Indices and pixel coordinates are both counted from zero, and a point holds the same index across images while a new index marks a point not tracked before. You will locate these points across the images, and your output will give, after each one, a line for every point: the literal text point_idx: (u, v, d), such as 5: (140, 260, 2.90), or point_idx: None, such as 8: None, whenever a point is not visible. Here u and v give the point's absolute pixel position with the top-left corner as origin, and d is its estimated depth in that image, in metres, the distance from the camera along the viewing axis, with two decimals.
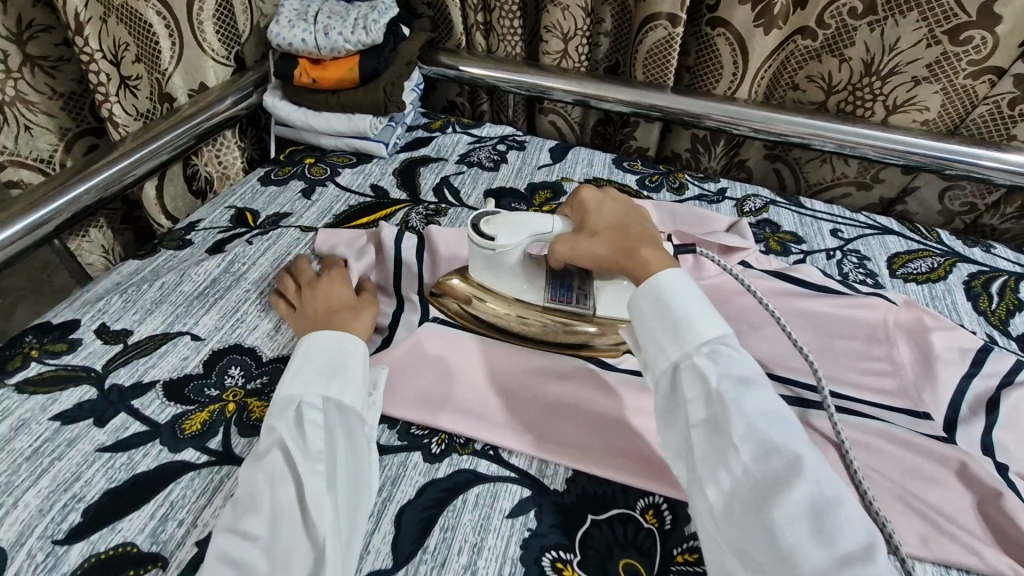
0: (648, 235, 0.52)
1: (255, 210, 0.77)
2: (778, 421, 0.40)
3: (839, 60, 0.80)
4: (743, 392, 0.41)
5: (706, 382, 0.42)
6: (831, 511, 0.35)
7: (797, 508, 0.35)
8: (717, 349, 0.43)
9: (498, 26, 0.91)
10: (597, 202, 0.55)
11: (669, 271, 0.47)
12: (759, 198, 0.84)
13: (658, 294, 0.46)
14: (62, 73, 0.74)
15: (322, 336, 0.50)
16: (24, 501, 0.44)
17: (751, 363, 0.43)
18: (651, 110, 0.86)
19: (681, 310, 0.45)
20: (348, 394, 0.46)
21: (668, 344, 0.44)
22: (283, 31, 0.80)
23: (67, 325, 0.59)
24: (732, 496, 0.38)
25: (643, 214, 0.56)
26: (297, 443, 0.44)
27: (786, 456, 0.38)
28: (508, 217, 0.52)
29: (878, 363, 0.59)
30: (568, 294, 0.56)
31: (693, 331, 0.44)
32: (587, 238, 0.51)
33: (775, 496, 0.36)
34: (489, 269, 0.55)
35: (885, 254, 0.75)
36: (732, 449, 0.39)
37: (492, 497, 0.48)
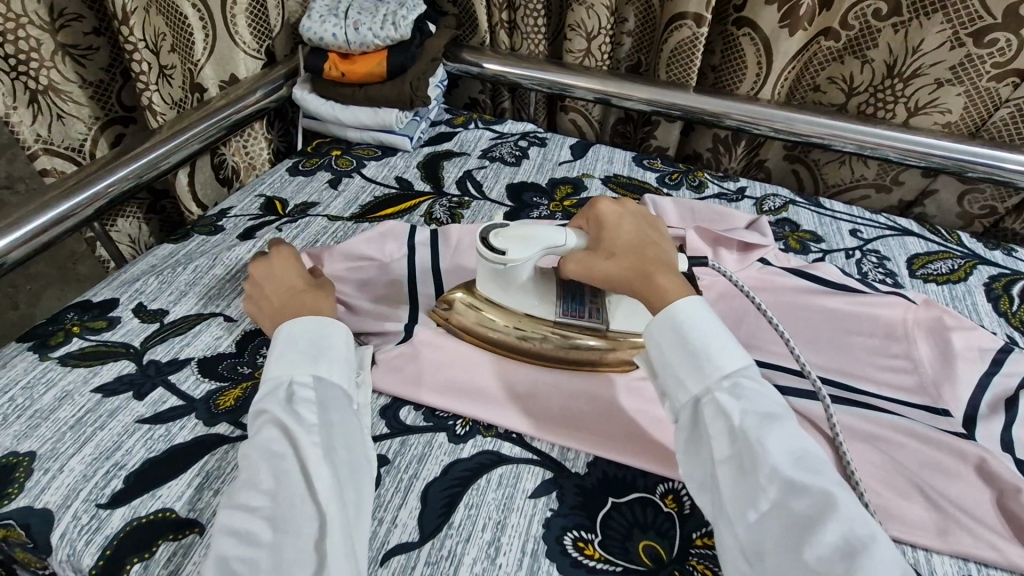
0: (665, 253, 0.51)
1: (284, 198, 0.79)
2: (804, 459, 0.39)
3: (861, 61, 0.82)
4: (767, 429, 0.40)
5: (728, 418, 0.41)
6: (862, 548, 0.34)
7: (827, 549, 0.34)
8: (738, 383, 0.43)
9: (522, 25, 0.92)
10: (613, 219, 0.53)
11: (688, 298, 0.46)
12: (778, 197, 0.85)
13: (677, 324, 0.45)
14: (91, 62, 0.77)
15: (302, 320, 0.50)
16: (69, 466, 0.47)
17: (774, 398, 0.42)
18: (671, 109, 0.87)
19: (701, 341, 0.44)
20: (335, 371, 0.48)
21: (688, 378, 0.44)
22: (314, 26, 0.82)
23: (106, 304, 0.61)
24: (759, 534, 0.37)
25: (657, 228, 0.54)
26: (291, 419, 0.44)
27: (814, 494, 0.37)
28: (518, 231, 0.51)
29: (896, 360, 0.60)
30: (580, 309, 0.54)
31: (713, 364, 0.43)
32: (604, 261, 0.50)
33: (806, 536, 0.35)
34: (500, 285, 0.53)
35: (905, 254, 0.76)
36: (760, 490, 0.38)
37: (515, 478, 0.49)
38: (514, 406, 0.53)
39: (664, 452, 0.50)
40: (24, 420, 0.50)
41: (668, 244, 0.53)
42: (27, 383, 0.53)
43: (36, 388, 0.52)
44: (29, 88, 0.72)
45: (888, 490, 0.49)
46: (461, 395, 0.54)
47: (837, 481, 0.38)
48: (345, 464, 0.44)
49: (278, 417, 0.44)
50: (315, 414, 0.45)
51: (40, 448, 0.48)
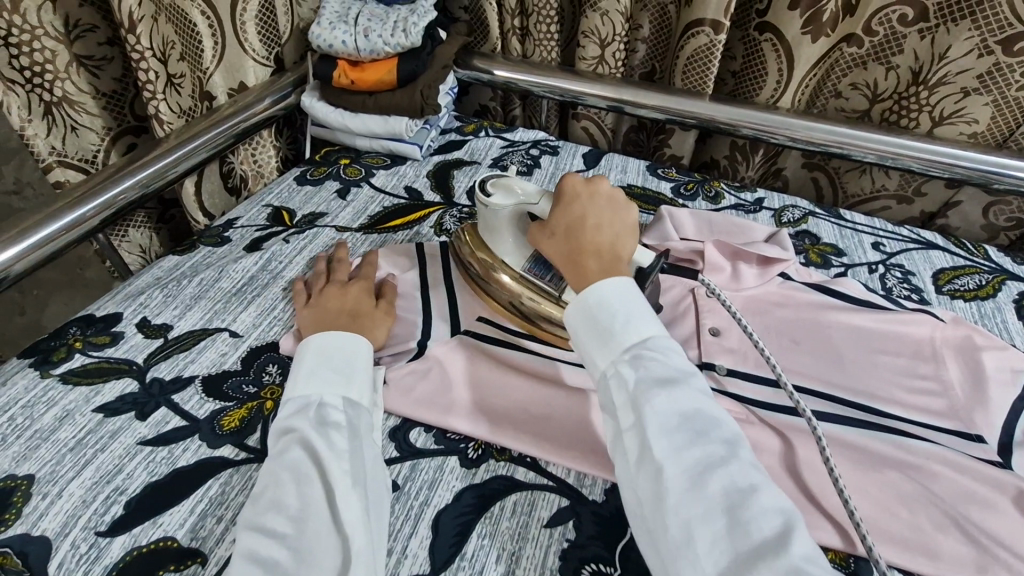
0: (609, 238, 0.48)
1: (292, 209, 0.77)
2: (694, 418, 0.38)
3: (885, 67, 0.79)
4: (660, 392, 0.39)
5: (626, 386, 0.41)
6: (740, 503, 0.34)
7: (709, 504, 0.35)
8: (639, 353, 0.42)
9: (534, 31, 0.91)
10: (571, 195, 0.49)
11: (605, 281, 0.45)
12: (797, 209, 0.83)
13: (588, 301, 0.45)
14: (104, 73, 0.75)
15: (338, 338, 0.51)
16: (69, 491, 0.45)
17: (674, 362, 0.41)
18: (686, 118, 0.85)
19: (609, 316, 0.44)
20: (364, 395, 0.49)
21: (596, 352, 0.44)
22: (323, 33, 0.81)
23: (110, 319, 0.60)
24: (651, 496, 0.37)
25: (619, 211, 0.50)
26: (322, 443, 0.44)
27: (700, 452, 0.37)
28: (515, 181, 0.54)
29: (926, 382, 0.58)
30: (544, 271, 0.54)
31: (616, 338, 0.43)
32: (543, 236, 0.50)
33: (690, 494, 0.35)
34: (484, 227, 0.56)
35: (929, 269, 0.74)
36: (648, 453, 0.38)
37: (530, 506, 0.47)
38: (529, 427, 0.51)
39: None
40: (24, 441, 0.48)
41: (621, 229, 0.49)
42: (28, 402, 0.51)
43: (36, 407, 0.51)
44: (44, 100, 0.72)
45: (920, 521, 0.48)
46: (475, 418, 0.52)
47: (724, 438, 0.38)
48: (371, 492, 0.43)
49: (308, 437, 0.44)
50: (345, 438, 0.45)
51: (39, 471, 0.46)
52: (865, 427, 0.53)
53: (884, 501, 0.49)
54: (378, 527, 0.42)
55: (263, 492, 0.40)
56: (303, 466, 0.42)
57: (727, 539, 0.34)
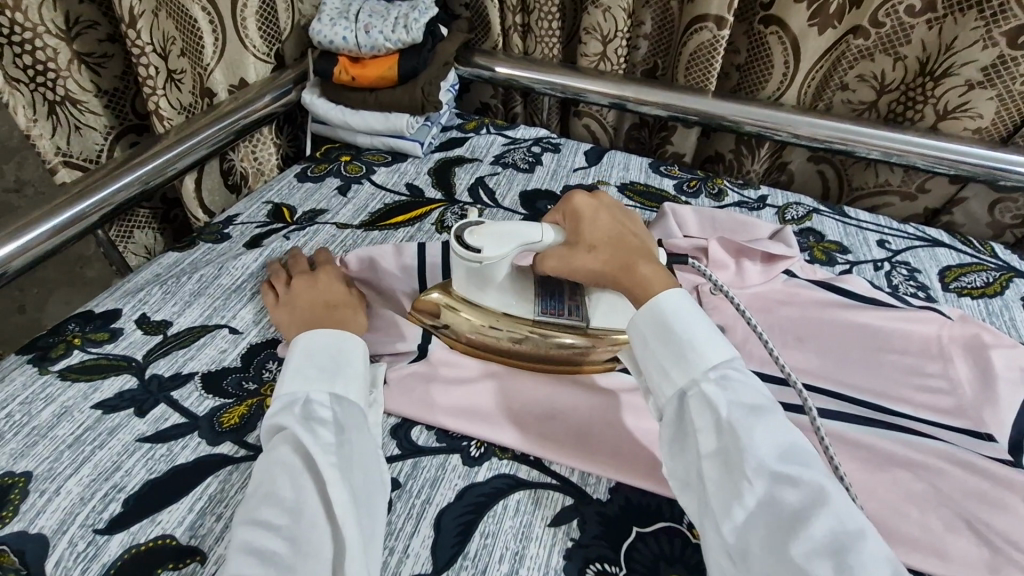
0: (642, 244, 0.51)
1: (292, 205, 0.77)
2: (791, 453, 0.38)
3: (893, 58, 0.78)
4: (754, 421, 0.39)
5: (717, 408, 0.40)
6: (852, 545, 0.34)
7: (818, 543, 0.34)
8: (725, 373, 0.42)
9: (536, 28, 0.90)
10: (591, 214, 0.52)
11: (670, 290, 0.45)
12: (801, 206, 0.82)
13: (664, 314, 0.44)
14: (105, 70, 0.75)
15: (323, 335, 0.49)
16: (66, 488, 0.44)
17: (761, 390, 0.41)
18: (688, 115, 0.84)
19: (687, 333, 0.43)
20: (353, 390, 0.47)
21: (674, 369, 0.43)
22: (324, 29, 0.80)
23: (109, 315, 0.59)
24: (747, 531, 0.36)
25: (633, 221, 0.54)
26: (307, 436, 0.42)
27: (802, 489, 0.36)
28: (494, 229, 0.50)
29: (933, 380, 0.57)
30: (558, 306, 0.54)
31: (699, 356, 0.42)
32: (583, 254, 0.50)
33: (794, 532, 0.35)
34: (474, 282, 0.53)
35: (935, 267, 0.73)
36: (747, 483, 0.37)
37: (533, 505, 0.46)
38: (532, 428, 0.50)
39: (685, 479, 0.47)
40: (22, 438, 0.48)
41: (644, 236, 0.52)
42: (26, 399, 0.51)
43: (34, 404, 0.50)
44: (48, 99, 0.71)
45: (931, 522, 0.47)
46: (475, 418, 0.51)
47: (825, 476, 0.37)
48: (363, 487, 0.42)
49: (293, 432, 0.42)
50: (332, 434, 0.43)
51: (37, 467, 0.46)
52: (871, 425, 0.53)
53: (893, 499, 0.48)
54: (367, 522, 0.41)
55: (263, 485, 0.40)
56: (295, 461, 0.42)
57: None
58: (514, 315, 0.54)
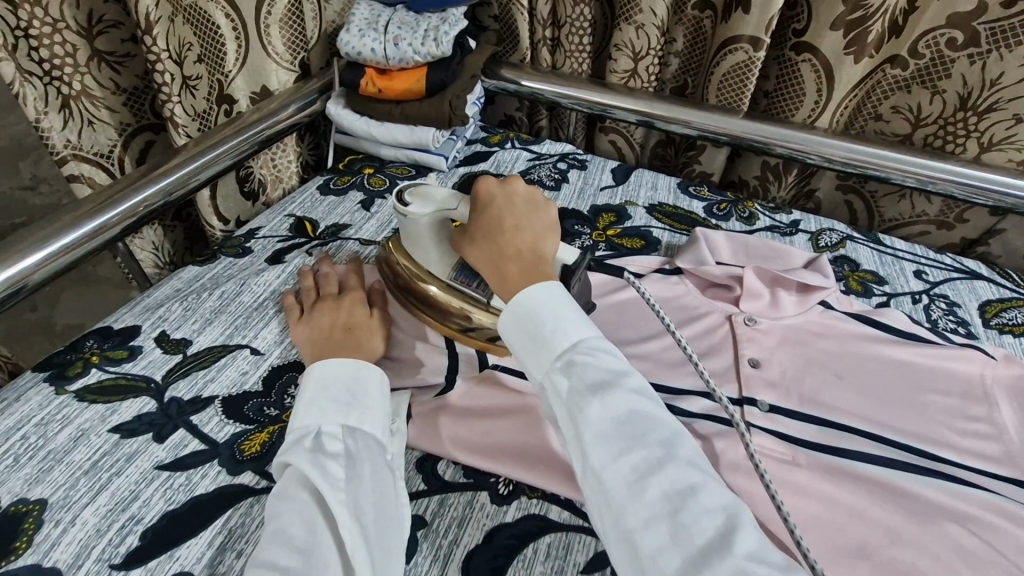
0: (531, 238, 0.48)
1: (315, 219, 0.75)
2: (633, 420, 0.38)
3: (931, 92, 0.76)
4: (594, 400, 0.38)
5: (562, 398, 0.40)
6: (680, 509, 0.34)
7: (653, 513, 0.34)
8: (572, 356, 0.41)
9: (566, 43, 0.88)
10: (484, 199, 0.50)
11: (533, 285, 0.44)
12: (835, 232, 0.80)
13: (518, 309, 0.44)
14: (126, 69, 0.73)
15: (338, 364, 0.48)
16: (82, 519, 0.43)
17: (607, 365, 0.40)
18: (719, 135, 0.82)
19: (539, 325, 0.42)
20: (368, 421, 0.46)
21: (530, 364, 0.42)
22: (353, 40, 0.79)
23: (127, 332, 0.58)
24: (602, 509, 0.36)
25: (536, 210, 0.51)
26: (317, 471, 0.41)
27: (639, 458, 0.36)
28: (429, 189, 0.54)
29: (978, 424, 0.55)
30: (471, 278, 0.53)
31: (546, 346, 0.42)
32: (470, 243, 0.49)
33: (634, 501, 0.35)
34: (406, 237, 0.56)
35: (976, 301, 0.71)
36: (591, 464, 0.37)
37: (565, 549, 0.44)
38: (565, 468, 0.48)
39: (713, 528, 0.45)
40: (37, 463, 0.46)
41: (541, 226, 0.50)
42: (42, 420, 0.49)
43: (51, 425, 0.49)
44: (62, 93, 0.69)
45: None
46: (507, 457, 0.49)
47: (664, 439, 0.37)
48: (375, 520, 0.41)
49: (299, 468, 0.41)
50: (341, 469, 0.42)
51: (52, 496, 0.44)
52: (919, 472, 0.51)
53: (943, 556, 0.46)
54: (383, 564, 0.39)
55: (278, 522, 0.38)
56: (309, 505, 0.40)
57: (675, 547, 0.33)
58: (432, 274, 0.55)
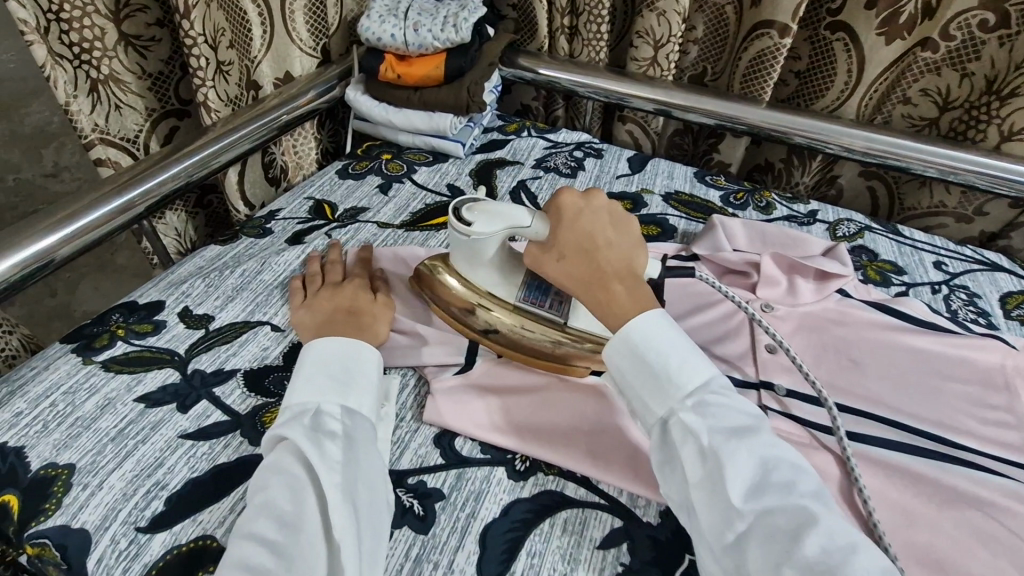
0: (625, 256, 0.48)
1: (334, 202, 0.76)
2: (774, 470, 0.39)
3: (960, 74, 0.75)
4: (736, 445, 0.40)
5: (696, 439, 0.41)
6: (843, 562, 0.34)
7: (810, 562, 0.34)
8: (702, 399, 0.42)
9: (584, 31, 0.88)
10: (573, 215, 0.49)
11: (642, 313, 0.45)
12: (853, 222, 0.80)
13: (635, 342, 0.44)
14: (152, 53, 0.74)
15: (336, 342, 0.48)
16: (109, 483, 0.44)
17: (741, 412, 0.42)
18: (736, 124, 0.82)
19: (662, 360, 0.44)
20: (363, 404, 0.46)
21: (653, 401, 0.43)
22: (373, 26, 0.79)
23: (152, 307, 0.59)
24: (742, 558, 0.36)
25: (625, 223, 0.50)
26: (313, 449, 0.40)
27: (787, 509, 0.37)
28: (490, 207, 0.52)
29: (998, 413, 0.55)
30: (542, 297, 0.54)
31: (674, 384, 0.43)
32: (555, 263, 0.49)
33: (787, 552, 0.35)
34: (464, 258, 0.54)
35: (996, 292, 0.70)
36: (731, 508, 0.38)
37: (581, 524, 0.45)
38: (581, 444, 0.49)
39: None
40: (65, 429, 0.47)
41: (632, 242, 0.49)
42: (69, 389, 0.50)
43: (78, 394, 0.50)
44: (91, 77, 0.70)
45: (1004, 567, 0.44)
46: (523, 430, 0.50)
47: (808, 491, 0.38)
48: (363, 497, 0.40)
49: (294, 442, 0.41)
50: (339, 450, 0.41)
51: (80, 460, 0.45)
52: (937, 458, 0.51)
53: (963, 541, 0.46)
54: (369, 546, 0.38)
55: (267, 493, 0.39)
56: (300, 481, 0.40)
57: None
58: (464, 275, 0.55)
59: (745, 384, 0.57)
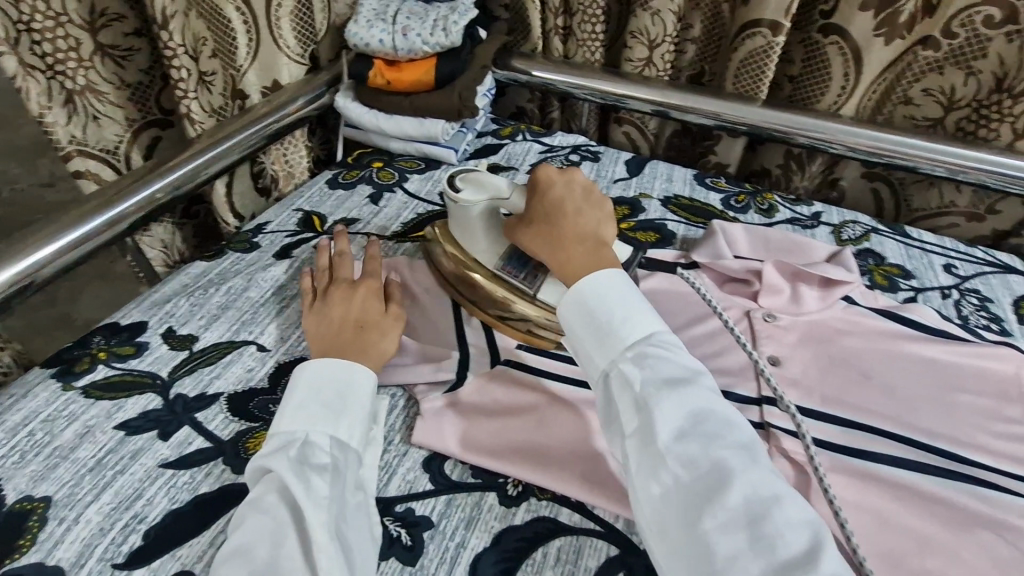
0: (588, 226, 0.51)
1: (323, 213, 0.74)
2: (708, 419, 0.38)
3: (966, 72, 0.72)
4: (669, 394, 0.39)
5: (632, 390, 0.40)
6: (765, 512, 0.33)
7: (729, 511, 0.34)
8: (643, 352, 0.42)
9: (578, 31, 0.86)
10: (545, 185, 0.53)
11: (595, 271, 0.46)
12: (858, 224, 0.77)
13: (586, 297, 0.45)
14: (131, 63, 0.73)
15: (331, 366, 0.47)
16: (85, 517, 0.42)
17: (682, 364, 0.41)
18: (737, 124, 0.79)
19: (608, 315, 0.44)
20: (354, 436, 0.44)
21: (597, 353, 0.43)
22: (361, 31, 0.77)
23: (134, 327, 0.57)
24: (665, 505, 0.36)
25: (594, 201, 0.53)
26: (299, 486, 0.39)
27: (715, 459, 0.36)
28: (479, 177, 0.55)
29: (1014, 426, 0.53)
30: (520, 268, 0.54)
31: (617, 337, 0.43)
32: (526, 230, 0.52)
33: (708, 500, 0.34)
34: (456, 226, 0.57)
35: (1009, 296, 0.67)
36: (657, 455, 0.37)
37: (575, 553, 0.43)
38: (576, 468, 0.47)
39: None
40: (42, 460, 0.46)
41: (598, 216, 0.52)
42: (48, 417, 0.49)
43: (57, 422, 0.49)
44: (66, 87, 0.69)
45: None
46: (516, 455, 0.48)
47: (739, 443, 0.37)
48: (348, 532, 0.39)
49: (279, 475, 0.40)
50: (327, 485, 0.40)
51: (56, 493, 0.44)
52: (948, 475, 0.49)
53: (975, 565, 0.44)
54: None
55: (244, 539, 0.37)
56: (282, 519, 0.38)
57: (752, 552, 0.32)
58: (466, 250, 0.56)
59: (747, 400, 0.54)
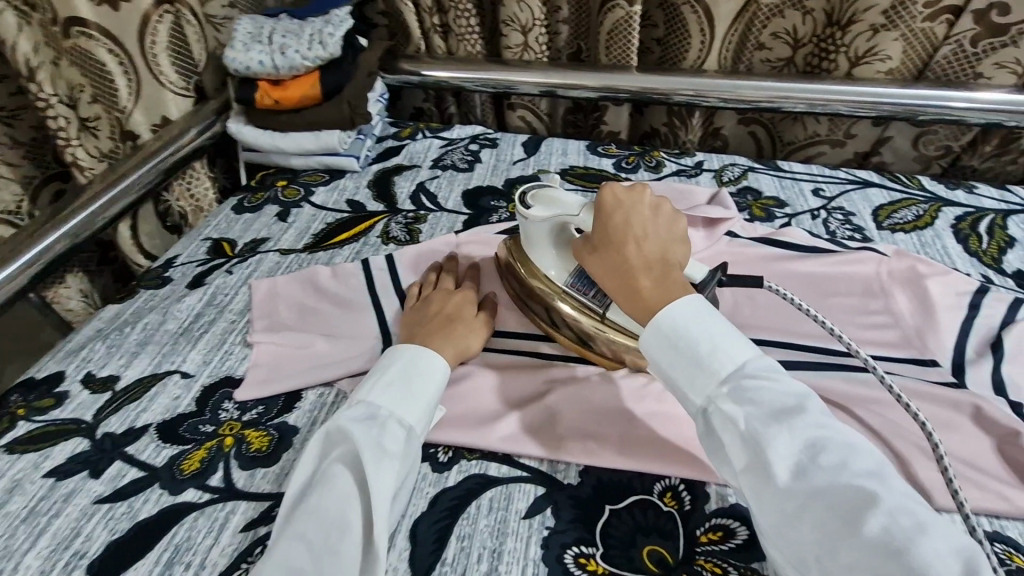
0: (659, 250, 0.47)
1: (232, 238, 0.75)
2: (826, 448, 0.35)
3: (802, 12, 0.80)
4: (779, 428, 0.36)
5: (736, 426, 0.38)
6: (907, 544, 0.31)
7: (871, 545, 0.31)
8: (740, 384, 0.39)
9: (455, 27, 0.90)
10: (611, 209, 0.48)
11: (676, 300, 0.43)
12: (737, 166, 0.84)
13: (665, 331, 0.42)
14: (20, 122, 0.80)
15: (421, 351, 0.49)
16: (25, 564, 0.43)
17: (786, 391, 0.38)
18: (617, 92, 0.85)
19: (694, 347, 0.41)
20: (422, 423, 0.46)
21: (688, 388, 0.41)
22: (238, 56, 0.78)
23: (51, 380, 0.57)
24: (797, 542, 0.34)
25: (660, 220, 0.49)
26: (374, 464, 0.41)
27: (842, 491, 0.34)
28: (552, 194, 0.54)
29: (878, 317, 0.60)
30: (587, 287, 0.53)
31: (707, 371, 0.40)
32: (596, 258, 0.48)
33: (844, 536, 0.32)
34: (528, 241, 0.56)
35: (869, 207, 0.76)
36: (778, 491, 0.35)
37: (507, 500, 0.47)
38: (510, 422, 0.51)
39: (633, 445, 0.48)
40: None
41: (668, 237, 0.48)
42: None
43: None
44: None
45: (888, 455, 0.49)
46: (445, 423, 0.51)
47: (864, 470, 0.34)
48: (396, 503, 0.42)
49: (357, 446, 0.42)
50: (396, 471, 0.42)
51: None
52: (824, 367, 0.55)
53: None
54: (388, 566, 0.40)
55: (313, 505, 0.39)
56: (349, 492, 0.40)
57: None
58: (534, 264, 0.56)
59: None
